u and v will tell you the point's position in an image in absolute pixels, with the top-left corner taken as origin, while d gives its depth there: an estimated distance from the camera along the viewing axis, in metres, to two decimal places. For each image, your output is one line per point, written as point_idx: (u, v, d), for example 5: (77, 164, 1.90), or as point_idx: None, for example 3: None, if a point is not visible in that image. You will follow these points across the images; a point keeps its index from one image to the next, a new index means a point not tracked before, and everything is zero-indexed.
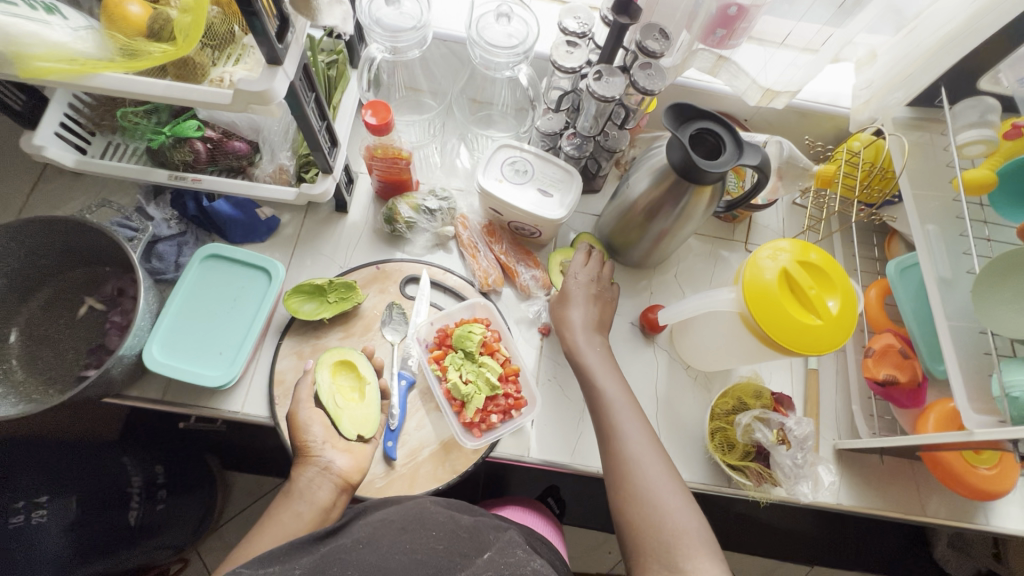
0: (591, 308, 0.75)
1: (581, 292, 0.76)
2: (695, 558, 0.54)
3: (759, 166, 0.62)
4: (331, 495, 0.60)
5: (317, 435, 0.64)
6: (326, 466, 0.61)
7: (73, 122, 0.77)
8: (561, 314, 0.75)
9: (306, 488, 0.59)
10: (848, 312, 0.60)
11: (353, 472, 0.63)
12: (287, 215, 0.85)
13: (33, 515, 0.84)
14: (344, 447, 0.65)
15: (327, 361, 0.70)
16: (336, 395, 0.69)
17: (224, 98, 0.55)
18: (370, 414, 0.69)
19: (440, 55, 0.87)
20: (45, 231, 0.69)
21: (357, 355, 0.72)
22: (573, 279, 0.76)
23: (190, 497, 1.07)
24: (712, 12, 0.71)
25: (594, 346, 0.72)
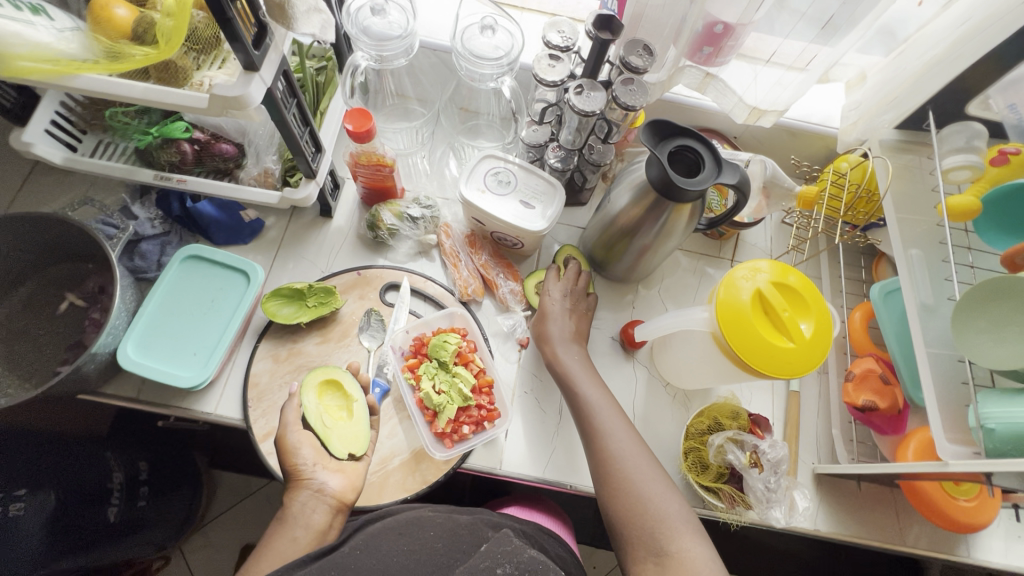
0: (568, 321, 0.75)
1: (558, 307, 0.75)
2: (679, 539, 0.55)
3: (737, 185, 0.62)
4: (326, 518, 0.58)
5: (307, 457, 0.61)
6: (320, 488, 0.59)
7: (64, 120, 0.78)
8: (538, 329, 0.75)
9: (301, 512, 0.58)
10: (822, 337, 0.59)
11: (347, 491, 0.61)
12: (272, 218, 0.85)
13: (11, 507, 0.86)
14: (336, 468, 0.63)
15: (312, 382, 0.69)
16: (323, 415, 0.67)
17: (202, 102, 0.56)
18: (359, 432, 0.67)
19: (430, 64, 0.86)
20: (29, 226, 0.70)
21: (343, 374, 0.71)
22: (549, 297, 0.76)
23: (175, 495, 1.05)
24: (698, 29, 0.71)
25: (572, 352, 0.72)
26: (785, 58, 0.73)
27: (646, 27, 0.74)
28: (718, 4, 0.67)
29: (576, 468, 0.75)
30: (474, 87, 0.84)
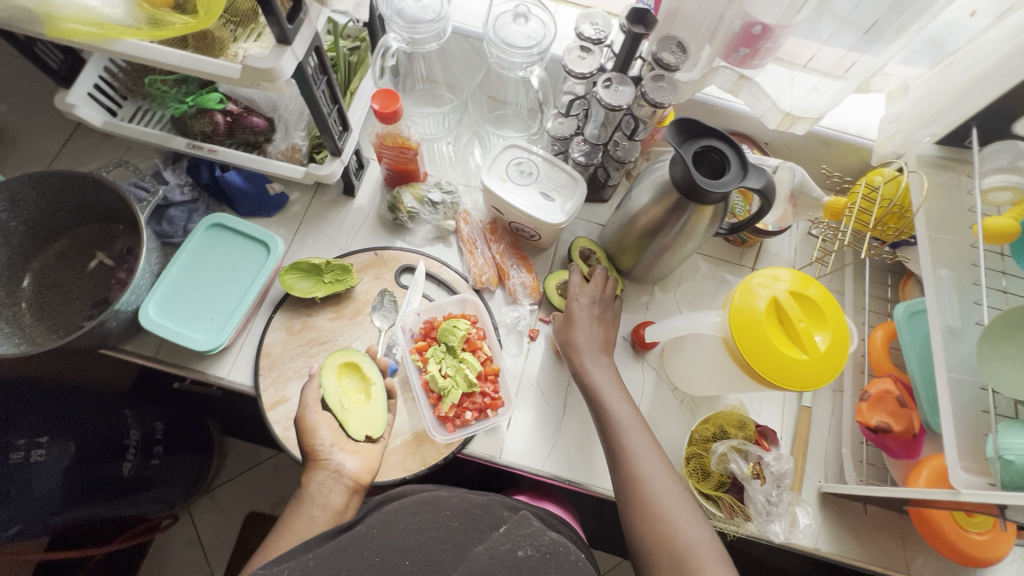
0: (594, 330, 0.73)
1: (585, 316, 0.74)
2: (708, 566, 0.55)
3: (761, 190, 0.61)
4: (343, 498, 0.62)
5: (325, 438, 0.65)
6: (337, 469, 0.63)
7: (106, 84, 0.81)
8: (565, 336, 0.73)
9: (319, 493, 0.61)
10: (838, 352, 0.57)
11: (364, 473, 0.65)
12: (296, 193, 0.87)
13: (31, 454, 0.86)
14: (352, 449, 0.66)
15: (332, 364, 0.71)
16: (343, 397, 0.70)
17: (234, 73, 0.57)
18: (375, 414, 0.70)
19: (461, 50, 0.86)
20: (66, 185, 0.72)
21: (362, 356, 0.73)
22: (576, 302, 0.74)
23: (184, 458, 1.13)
24: (735, 29, 0.70)
25: (600, 365, 0.70)
26: (824, 61, 0.71)
27: (681, 22, 0.73)
28: (757, 4, 0.66)
29: (576, 463, 0.75)
30: (502, 76, 0.83)
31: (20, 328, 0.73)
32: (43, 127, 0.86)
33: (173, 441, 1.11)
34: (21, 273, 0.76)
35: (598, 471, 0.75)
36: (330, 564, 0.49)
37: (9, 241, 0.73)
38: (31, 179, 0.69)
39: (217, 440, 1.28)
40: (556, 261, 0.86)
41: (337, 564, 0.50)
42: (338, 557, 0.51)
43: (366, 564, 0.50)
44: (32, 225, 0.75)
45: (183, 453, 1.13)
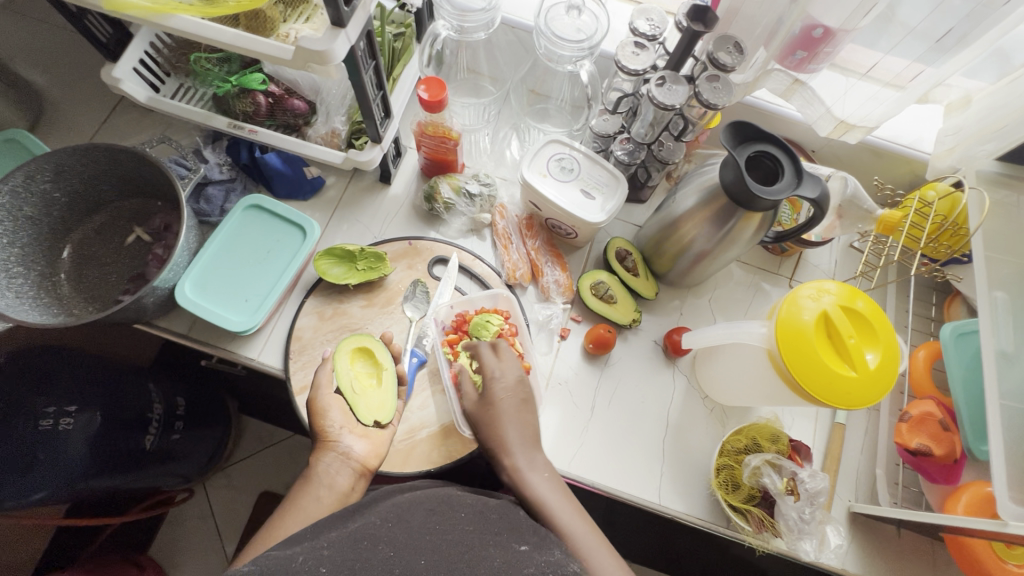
0: (523, 418, 0.64)
1: (513, 408, 0.64)
2: None
3: (816, 200, 0.59)
4: (350, 480, 0.61)
5: (335, 421, 0.64)
6: (345, 452, 0.62)
7: (151, 59, 0.81)
8: (495, 433, 0.63)
9: (327, 473, 0.60)
10: (889, 368, 0.56)
11: (371, 458, 0.64)
12: (332, 178, 0.86)
13: (59, 422, 0.86)
14: (361, 433, 0.65)
15: (346, 349, 0.70)
16: (354, 381, 0.69)
17: (286, 54, 0.56)
18: (386, 400, 0.68)
19: (507, 41, 0.85)
20: (109, 159, 0.73)
21: (375, 343, 0.72)
22: (497, 382, 0.66)
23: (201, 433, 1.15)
24: (795, 32, 0.68)
25: (539, 469, 0.60)
26: (885, 71, 0.69)
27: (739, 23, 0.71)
28: (822, 7, 0.64)
29: (602, 466, 0.75)
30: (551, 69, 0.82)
31: (57, 299, 0.74)
32: (88, 97, 0.86)
33: (192, 416, 1.14)
34: (61, 244, 0.76)
35: (622, 475, 0.75)
36: (345, 558, 0.45)
37: (52, 211, 0.74)
38: (77, 151, 0.70)
39: (234, 417, 1.30)
40: (590, 260, 0.85)
41: (350, 558, 0.45)
42: (353, 548, 0.46)
43: (381, 559, 0.45)
44: (75, 196, 0.75)
45: (201, 428, 1.15)
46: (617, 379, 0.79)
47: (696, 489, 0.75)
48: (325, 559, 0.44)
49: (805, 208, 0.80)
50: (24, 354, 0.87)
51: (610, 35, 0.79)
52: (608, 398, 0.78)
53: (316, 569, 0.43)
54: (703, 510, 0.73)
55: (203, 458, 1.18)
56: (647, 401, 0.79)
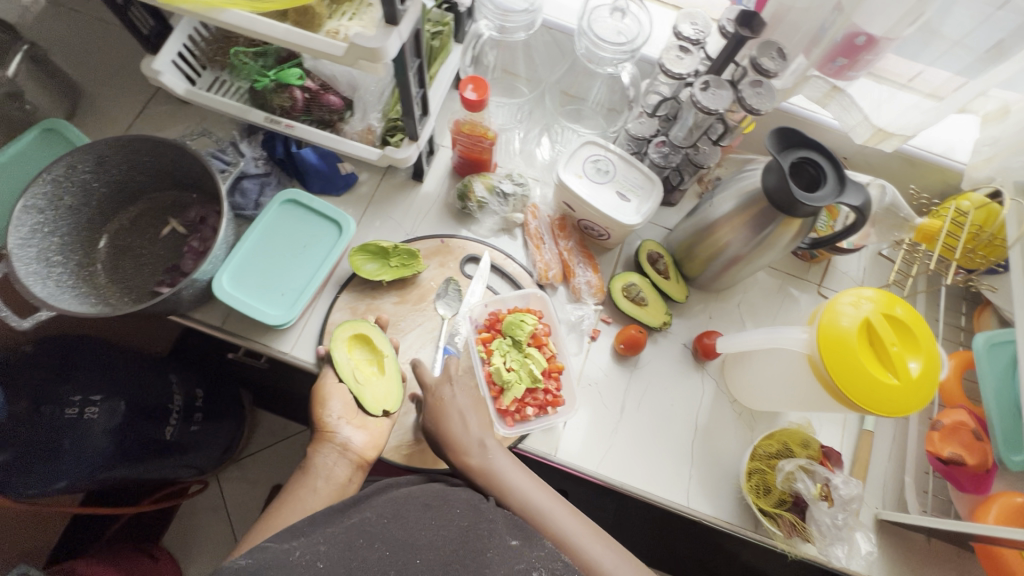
0: (477, 413, 0.68)
1: (457, 403, 0.67)
2: None
3: (859, 207, 0.59)
4: (347, 472, 0.66)
5: (334, 411, 0.69)
6: (343, 444, 0.67)
7: (188, 53, 0.81)
8: (439, 431, 0.65)
9: (324, 466, 0.65)
10: (929, 378, 0.56)
11: (369, 449, 0.68)
12: (365, 174, 0.86)
13: (85, 410, 0.87)
14: (359, 424, 0.69)
15: (342, 337, 0.71)
16: (356, 370, 0.71)
17: (337, 50, 0.56)
18: (391, 389, 0.70)
19: (543, 43, 0.85)
20: (148, 150, 0.73)
21: (371, 329, 0.72)
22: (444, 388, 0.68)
23: (215, 426, 1.16)
24: (837, 40, 0.68)
25: (494, 448, 0.64)
26: (928, 81, 0.70)
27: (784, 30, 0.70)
28: (866, 15, 0.64)
29: (631, 468, 0.75)
30: (590, 70, 0.83)
31: (94, 288, 0.74)
32: (127, 87, 0.87)
33: (211, 408, 1.14)
34: (97, 234, 0.77)
35: (649, 476, 0.75)
36: (342, 553, 0.48)
37: (90, 202, 0.74)
38: (117, 142, 0.70)
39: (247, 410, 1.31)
40: (621, 261, 0.85)
41: (348, 555, 0.48)
42: (349, 545, 0.49)
43: (377, 557, 0.48)
44: (113, 187, 0.76)
45: (218, 421, 1.16)
46: (647, 381, 0.79)
47: (724, 492, 0.75)
48: (322, 555, 0.47)
49: (842, 215, 0.80)
50: (47, 346, 0.90)
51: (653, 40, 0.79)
52: (638, 399, 0.78)
53: (313, 565, 0.46)
54: (731, 514, 0.73)
55: (219, 451, 1.19)
56: (674, 404, 0.79)
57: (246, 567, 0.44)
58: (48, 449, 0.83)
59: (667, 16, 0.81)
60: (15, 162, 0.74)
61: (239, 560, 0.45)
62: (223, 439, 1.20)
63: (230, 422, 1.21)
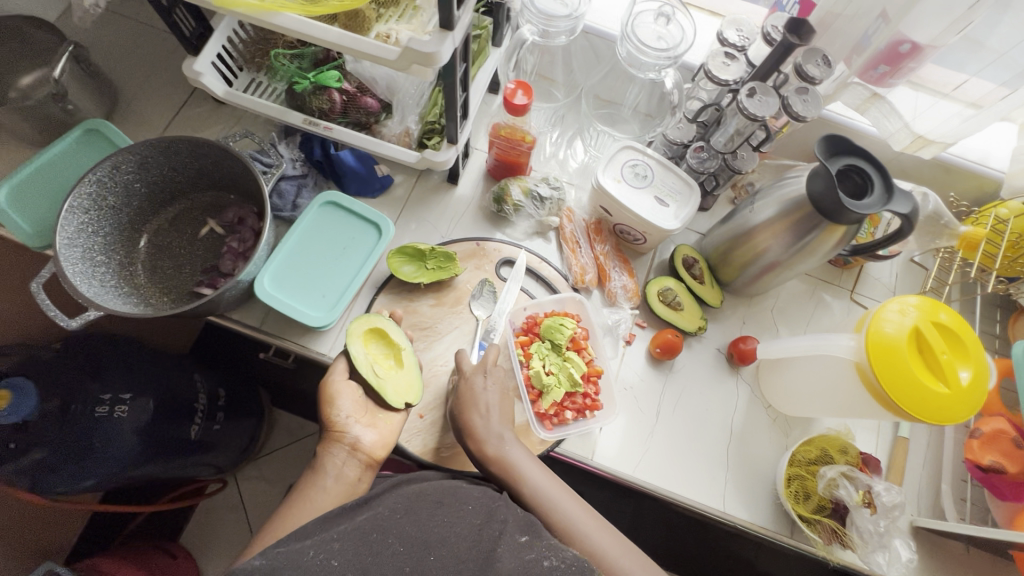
0: (503, 406, 0.68)
1: (485, 394, 0.68)
2: None
3: (907, 215, 0.59)
4: (358, 472, 0.62)
5: (344, 410, 0.65)
6: (353, 444, 0.63)
7: (227, 54, 0.81)
8: (463, 421, 0.66)
9: (334, 465, 0.61)
10: (978, 387, 0.56)
11: (379, 449, 0.65)
12: (400, 176, 0.87)
13: (115, 409, 0.88)
14: (370, 422, 0.66)
15: (359, 331, 0.68)
16: (375, 364, 0.68)
17: (390, 54, 0.57)
18: (411, 382, 0.69)
19: (580, 47, 0.85)
20: (190, 152, 0.73)
21: (386, 323, 0.70)
22: (471, 381, 0.68)
23: (237, 424, 1.16)
24: (881, 47, 0.68)
25: (511, 441, 0.64)
26: (970, 92, 0.71)
27: (829, 37, 0.72)
28: (914, 21, 0.64)
29: (667, 472, 0.75)
30: (628, 76, 0.83)
31: (134, 288, 0.75)
32: (165, 87, 0.88)
33: (232, 407, 1.14)
34: (137, 234, 0.77)
35: (684, 481, 0.74)
36: (356, 550, 0.47)
37: (131, 202, 0.75)
38: (161, 144, 0.70)
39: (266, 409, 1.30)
40: (655, 266, 0.85)
41: (362, 552, 0.47)
42: (363, 541, 0.48)
43: (392, 553, 0.48)
44: (153, 187, 0.76)
45: (239, 420, 1.16)
46: (682, 385, 0.79)
47: (761, 498, 0.75)
48: (336, 552, 0.47)
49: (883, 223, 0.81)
50: (73, 348, 0.91)
51: (695, 48, 0.80)
52: (673, 404, 0.78)
53: (327, 563, 0.46)
54: (766, 519, 0.73)
55: (238, 449, 1.20)
56: (709, 409, 0.79)
57: (258, 569, 0.44)
58: (78, 450, 0.83)
59: (711, 25, 0.83)
60: (56, 164, 0.76)
61: (252, 560, 0.45)
62: (244, 436, 1.21)
63: (251, 421, 1.21)
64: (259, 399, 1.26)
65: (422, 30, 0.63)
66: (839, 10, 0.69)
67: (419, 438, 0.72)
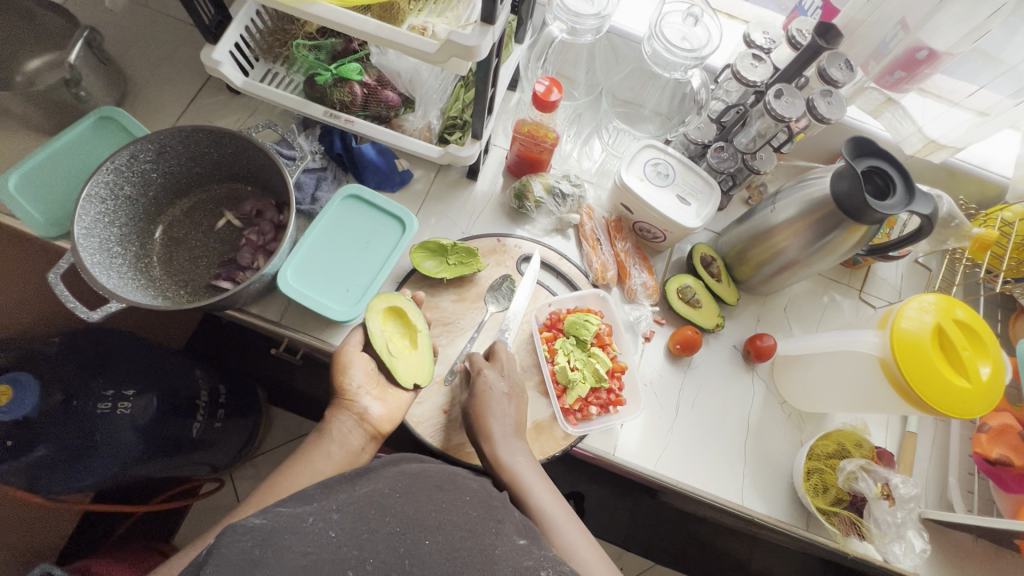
0: (511, 407, 0.67)
1: (500, 398, 0.67)
2: None
3: (929, 216, 0.61)
4: (361, 441, 0.63)
5: (355, 379, 0.64)
6: (362, 413, 0.63)
7: (245, 44, 0.78)
8: (479, 425, 0.65)
9: (339, 431, 0.62)
10: (997, 381, 0.60)
11: (385, 423, 0.65)
12: (419, 171, 0.86)
13: (118, 406, 0.85)
14: (379, 395, 0.65)
15: (378, 307, 0.67)
16: (389, 343, 0.67)
17: (430, 47, 0.56)
18: (423, 363, 0.68)
19: (602, 48, 0.87)
20: (210, 142, 0.72)
21: (406, 303, 0.70)
22: (485, 377, 0.68)
23: (237, 423, 1.11)
24: (899, 53, 0.71)
25: (517, 451, 0.64)
26: (979, 102, 0.74)
27: (852, 43, 0.75)
28: (933, 29, 0.66)
29: (688, 468, 0.75)
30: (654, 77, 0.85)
31: (149, 280, 0.72)
32: (178, 76, 0.86)
33: (234, 405, 1.10)
34: (153, 225, 0.76)
35: (705, 476, 0.75)
36: (354, 524, 0.43)
37: (148, 192, 0.73)
38: (181, 133, 0.69)
39: (264, 407, 1.25)
40: (672, 264, 0.87)
41: (359, 527, 0.43)
42: (360, 517, 0.44)
43: (388, 533, 0.43)
44: (170, 177, 0.75)
45: (240, 419, 1.12)
46: (699, 383, 0.80)
47: (778, 493, 0.75)
48: (334, 524, 0.42)
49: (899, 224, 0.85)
50: (73, 344, 0.89)
51: (719, 52, 0.84)
52: (693, 400, 0.79)
53: (325, 533, 0.41)
54: (783, 512, 0.74)
55: (236, 446, 1.14)
56: (728, 404, 0.79)
57: (258, 528, 0.39)
58: (80, 447, 0.80)
59: (732, 31, 0.86)
60: (67, 151, 0.74)
61: (251, 520, 0.40)
62: (243, 436, 1.16)
63: (252, 418, 1.16)
64: (259, 396, 1.22)
65: (459, 23, 0.64)
66: (862, 17, 0.72)
67: (442, 434, 0.71)
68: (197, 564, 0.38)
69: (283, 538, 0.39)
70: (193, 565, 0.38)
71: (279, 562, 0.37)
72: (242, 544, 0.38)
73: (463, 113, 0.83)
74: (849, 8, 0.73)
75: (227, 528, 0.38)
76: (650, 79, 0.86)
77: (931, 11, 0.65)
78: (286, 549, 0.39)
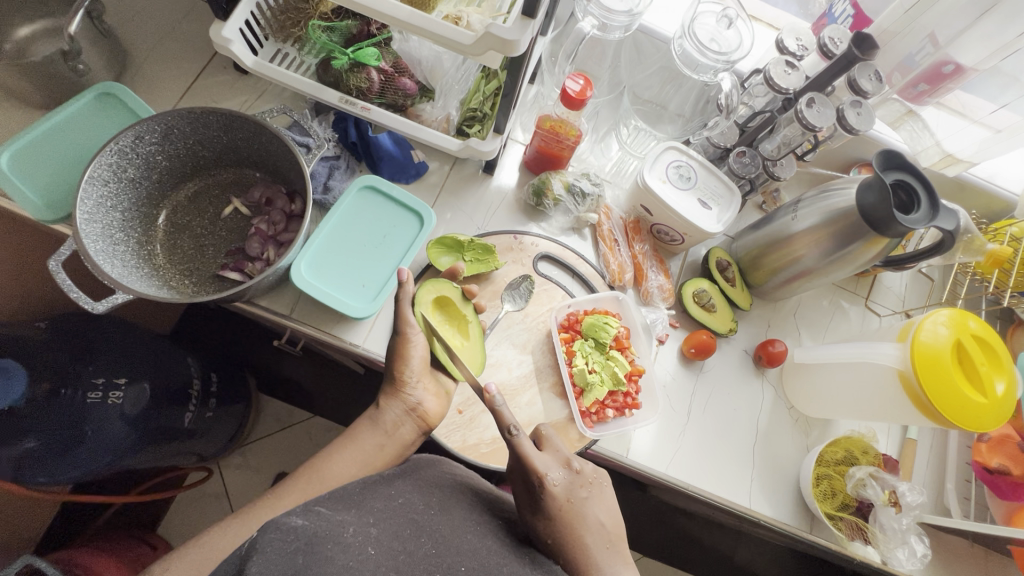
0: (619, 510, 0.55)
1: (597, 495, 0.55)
2: None
3: (952, 232, 0.61)
4: (411, 434, 0.63)
5: (413, 371, 0.64)
6: (414, 405, 0.64)
7: (255, 21, 0.72)
8: (578, 532, 0.51)
9: (393, 420, 0.63)
10: (1009, 397, 0.63)
11: (434, 415, 0.65)
12: (435, 163, 0.84)
13: (109, 396, 0.81)
14: (433, 390, 0.66)
15: (425, 298, 0.71)
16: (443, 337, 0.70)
17: (467, 39, 0.53)
18: (474, 354, 0.71)
19: (631, 44, 0.86)
20: (219, 126, 0.68)
21: (453, 292, 0.72)
22: (566, 478, 0.55)
23: (228, 411, 1.05)
24: (925, 67, 0.75)
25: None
26: (996, 120, 0.77)
27: (883, 53, 0.77)
28: (961, 45, 0.71)
29: (696, 470, 0.75)
30: (681, 79, 0.86)
31: (153, 268, 0.69)
32: (180, 51, 0.81)
33: (226, 393, 1.05)
34: (156, 210, 0.72)
35: (715, 479, 0.75)
36: (390, 543, 0.42)
37: (151, 176, 0.69)
38: (190, 115, 0.65)
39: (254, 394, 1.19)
40: (686, 266, 0.87)
41: (395, 547, 0.42)
42: (397, 536, 0.43)
43: (424, 555, 0.42)
44: (176, 161, 0.71)
45: (231, 406, 1.06)
46: (711, 387, 0.80)
47: (785, 497, 0.76)
48: (372, 540, 0.41)
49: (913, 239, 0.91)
50: (61, 330, 0.84)
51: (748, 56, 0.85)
52: (706, 403, 0.79)
53: (364, 549, 0.40)
54: (789, 515, 0.75)
55: (225, 438, 1.09)
56: (739, 409, 0.79)
57: (301, 530, 0.38)
58: (71, 438, 0.76)
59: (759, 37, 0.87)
60: (63, 129, 0.69)
61: (295, 519, 0.39)
62: (233, 422, 1.10)
63: (241, 408, 1.10)
64: (249, 385, 1.16)
65: (493, 13, 0.62)
66: (896, 29, 0.74)
67: (458, 435, 0.70)
68: (235, 566, 0.36)
69: (325, 547, 0.38)
70: (232, 562, 0.37)
71: (324, 573, 0.36)
72: (286, 547, 0.36)
73: (483, 106, 0.79)
74: (882, 19, 0.75)
75: (271, 524, 0.38)
76: (677, 79, 0.87)
77: (961, 29, 0.69)
78: (329, 559, 0.37)
